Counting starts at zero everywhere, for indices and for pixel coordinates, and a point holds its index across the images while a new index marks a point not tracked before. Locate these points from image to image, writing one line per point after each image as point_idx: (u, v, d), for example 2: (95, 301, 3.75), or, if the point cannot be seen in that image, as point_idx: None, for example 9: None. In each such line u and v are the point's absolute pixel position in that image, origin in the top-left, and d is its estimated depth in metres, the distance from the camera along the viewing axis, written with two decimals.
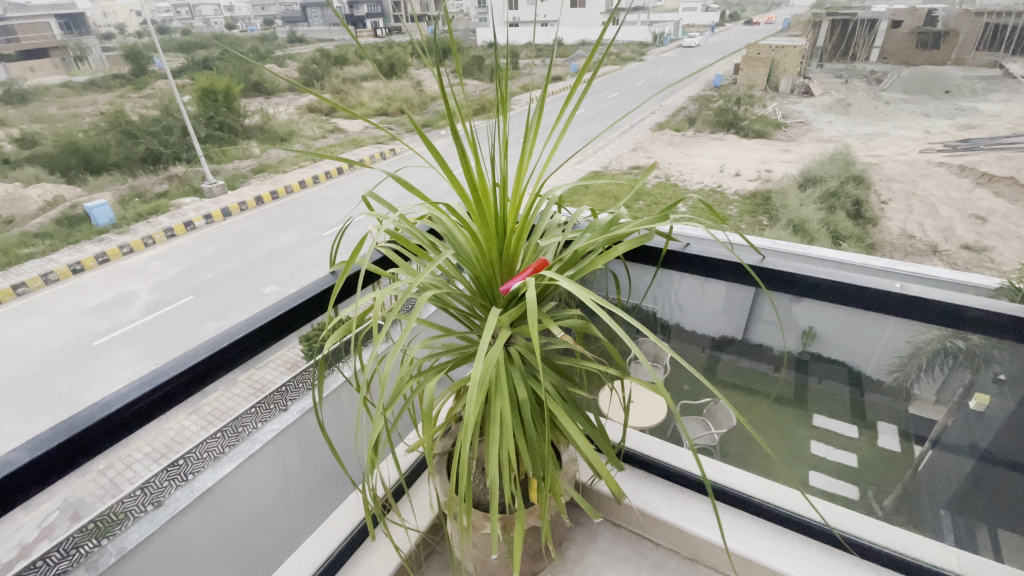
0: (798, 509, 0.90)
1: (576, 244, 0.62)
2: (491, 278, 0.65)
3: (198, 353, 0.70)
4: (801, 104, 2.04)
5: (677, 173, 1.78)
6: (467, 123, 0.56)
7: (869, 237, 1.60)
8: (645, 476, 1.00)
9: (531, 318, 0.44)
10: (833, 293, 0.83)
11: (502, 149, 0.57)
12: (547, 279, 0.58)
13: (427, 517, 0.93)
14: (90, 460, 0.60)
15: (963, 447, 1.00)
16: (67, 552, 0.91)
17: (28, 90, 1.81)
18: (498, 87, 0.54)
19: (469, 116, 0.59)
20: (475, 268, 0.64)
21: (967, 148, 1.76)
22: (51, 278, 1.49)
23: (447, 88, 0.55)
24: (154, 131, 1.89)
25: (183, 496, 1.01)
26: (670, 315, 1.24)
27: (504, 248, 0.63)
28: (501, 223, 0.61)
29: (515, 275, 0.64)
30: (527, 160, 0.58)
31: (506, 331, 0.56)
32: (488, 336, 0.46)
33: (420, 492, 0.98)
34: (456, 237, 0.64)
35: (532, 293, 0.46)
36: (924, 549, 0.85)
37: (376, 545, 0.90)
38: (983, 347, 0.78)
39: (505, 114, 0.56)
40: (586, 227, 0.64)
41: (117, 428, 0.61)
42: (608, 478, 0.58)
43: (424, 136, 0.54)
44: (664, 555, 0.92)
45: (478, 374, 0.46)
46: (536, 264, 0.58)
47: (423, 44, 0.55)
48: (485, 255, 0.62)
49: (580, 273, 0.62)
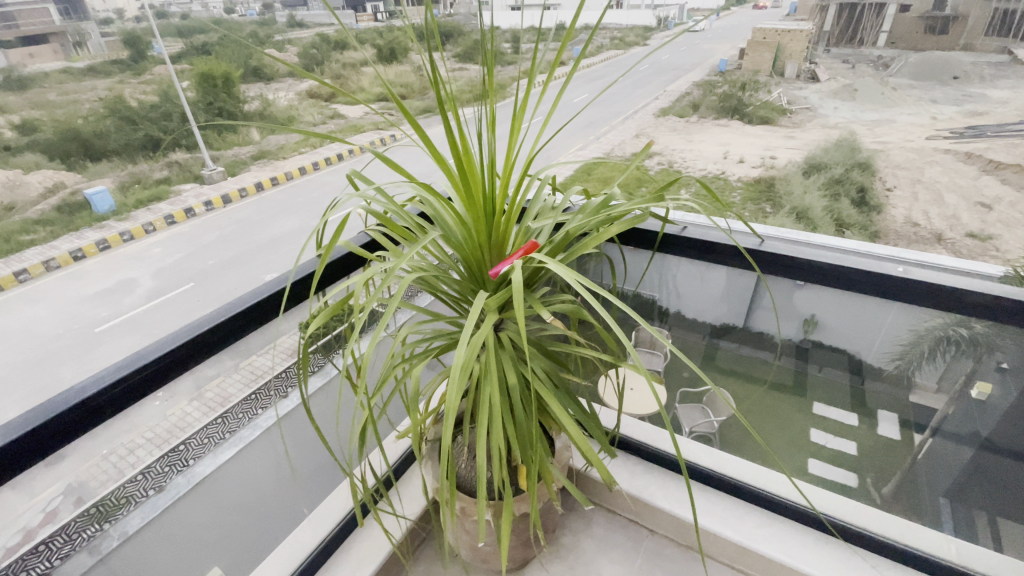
0: (795, 497, 0.90)
1: (567, 227, 0.61)
2: (480, 262, 0.64)
3: (188, 331, 0.70)
4: (807, 89, 1.99)
5: (680, 159, 1.79)
6: (455, 103, 0.55)
7: (874, 225, 1.58)
8: (640, 462, 1.00)
9: (516, 302, 0.43)
10: (833, 279, 0.82)
11: (489, 127, 0.56)
12: (537, 262, 0.58)
13: (417, 505, 0.94)
14: (80, 439, 0.60)
15: (963, 436, 1.00)
16: (70, 537, 0.89)
17: (27, 77, 1.73)
18: (488, 65, 0.54)
19: (459, 96, 0.58)
20: (464, 253, 0.63)
21: (974, 135, 1.70)
22: (54, 264, 1.52)
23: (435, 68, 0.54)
24: (156, 117, 1.77)
25: (184, 481, 1.05)
26: (670, 301, 1.23)
27: (493, 232, 0.62)
28: (489, 205, 0.60)
29: (504, 258, 0.64)
30: (516, 141, 0.57)
31: (494, 316, 0.55)
32: (473, 320, 0.45)
33: (411, 482, 0.99)
34: (445, 220, 0.63)
35: (519, 276, 0.45)
36: (922, 538, 0.85)
37: (366, 532, 0.91)
38: (986, 335, 0.78)
39: (494, 94, 0.55)
40: (578, 209, 0.63)
41: (101, 411, 0.60)
42: (597, 464, 0.57)
43: (411, 117, 0.53)
44: (658, 543, 0.93)
45: (462, 358, 0.46)
46: (525, 247, 0.57)
47: (423, 27, 0.54)
48: (474, 239, 0.61)
49: (571, 256, 0.61)
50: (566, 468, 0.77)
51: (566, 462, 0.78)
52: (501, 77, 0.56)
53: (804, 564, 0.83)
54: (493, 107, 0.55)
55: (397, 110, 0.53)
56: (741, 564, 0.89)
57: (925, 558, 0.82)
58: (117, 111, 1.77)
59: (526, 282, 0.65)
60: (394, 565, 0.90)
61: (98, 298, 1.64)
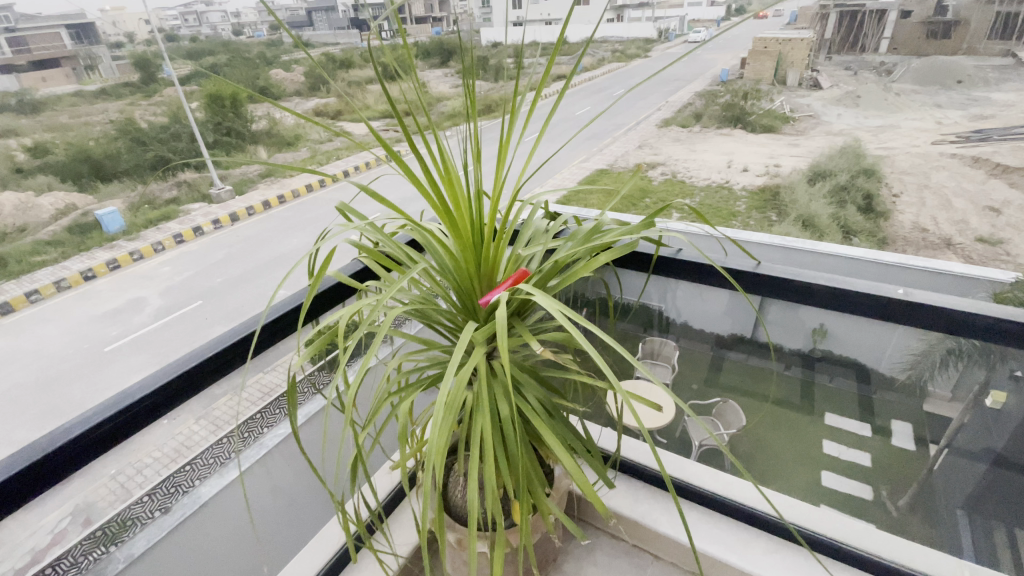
0: (803, 522, 0.89)
1: (557, 254, 0.60)
2: (470, 291, 0.63)
3: (204, 350, 0.72)
4: (809, 97, 1.97)
5: (683, 170, 1.96)
6: (435, 125, 0.54)
7: (881, 232, 1.64)
8: (642, 486, 0.99)
9: (500, 335, 0.43)
10: (829, 298, 0.82)
11: (473, 155, 0.57)
12: (526, 291, 0.57)
13: (409, 540, 0.93)
14: (104, 461, 0.64)
15: (977, 453, 0.96)
16: (76, 559, 0.93)
17: (40, 100, 1.65)
18: (466, 87, 0.53)
19: (440, 124, 0.58)
20: (455, 283, 0.63)
21: (980, 139, 1.70)
22: (64, 284, 1.58)
23: (408, 97, 0.53)
24: (165, 138, 1.86)
25: (189, 502, 1.08)
26: (673, 314, 1.22)
27: (482, 261, 0.61)
28: (478, 232, 0.60)
29: (495, 286, 0.63)
30: (501, 166, 0.56)
31: (483, 346, 0.55)
32: (460, 354, 0.45)
33: (400, 519, 0.97)
34: (436, 249, 0.63)
35: (504, 310, 0.45)
36: (936, 564, 0.82)
37: (358, 568, 0.88)
38: (995, 347, 0.74)
39: (475, 120, 0.54)
40: (568, 236, 0.62)
41: (94, 445, 0.60)
42: (592, 498, 0.56)
43: (384, 144, 0.52)
44: (663, 569, 0.92)
45: (447, 393, 0.45)
46: (515, 277, 0.58)
47: (403, 51, 0.54)
48: (463, 267, 0.61)
49: (563, 284, 0.60)
50: (563, 496, 0.77)
51: (564, 491, 0.78)
52: (480, 102, 0.55)
53: None
54: (474, 134, 0.56)
55: (374, 138, 0.52)
56: None
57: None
58: (127, 132, 1.78)
59: (519, 309, 0.65)
60: None
61: (106, 318, 1.67)
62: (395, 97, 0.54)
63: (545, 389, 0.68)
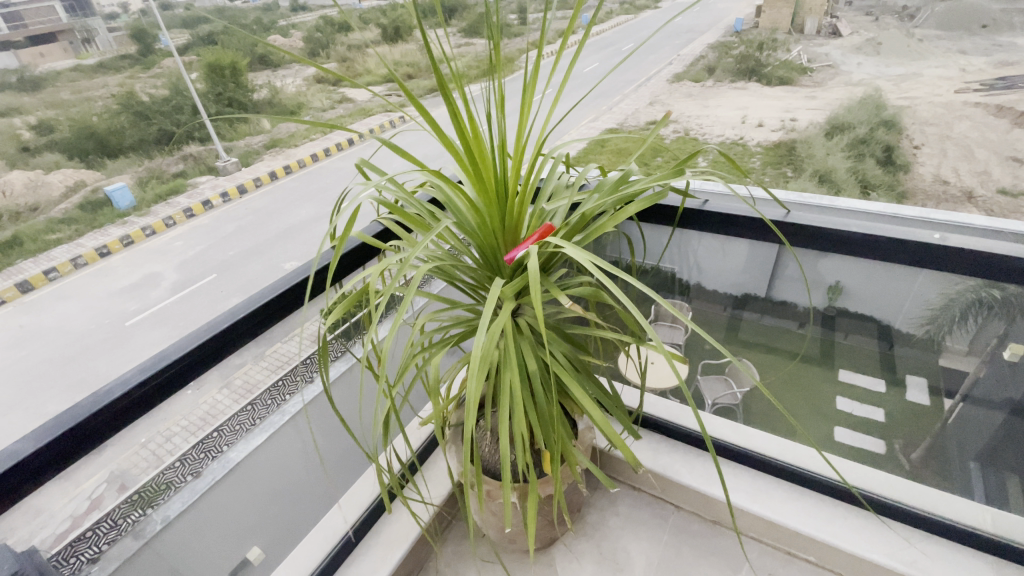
0: (812, 467, 0.99)
1: (584, 206, 0.61)
2: (494, 247, 0.64)
3: (232, 315, 0.75)
4: (827, 45, 1.85)
5: (697, 127, 1.81)
6: (461, 80, 0.54)
7: (901, 185, 1.59)
8: (663, 440, 1.08)
9: (533, 289, 0.44)
10: (865, 249, 0.81)
11: (498, 107, 0.57)
12: (553, 246, 0.58)
13: (442, 489, 1.05)
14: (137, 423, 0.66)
15: (996, 403, 0.98)
16: (116, 522, 0.97)
17: (40, 77, 1.54)
18: (491, 41, 0.53)
19: (464, 77, 0.57)
20: (477, 240, 0.64)
21: (1006, 87, 1.58)
22: (81, 262, 1.58)
23: (434, 48, 0.52)
24: (167, 111, 1.68)
25: (219, 467, 1.06)
26: (691, 275, 1.22)
27: (506, 216, 0.62)
28: (502, 187, 0.60)
29: (519, 242, 0.64)
30: (526, 118, 0.57)
31: (512, 302, 0.56)
32: (491, 308, 0.46)
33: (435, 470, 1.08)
34: (458, 204, 0.64)
35: (535, 262, 0.46)
36: (957, 509, 0.90)
37: (394, 517, 1.04)
38: (1021, 297, 0.76)
39: (499, 76, 0.55)
40: (594, 188, 0.63)
41: (128, 406, 0.62)
42: (620, 445, 0.59)
43: (413, 99, 0.51)
44: (685, 518, 1.02)
45: (480, 350, 0.46)
46: (541, 231, 0.57)
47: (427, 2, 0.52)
48: (488, 223, 0.61)
49: (588, 238, 0.63)
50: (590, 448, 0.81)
51: (590, 442, 0.81)
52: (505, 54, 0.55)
53: (843, 541, 0.90)
54: (500, 88, 0.56)
55: (402, 93, 0.51)
56: (775, 538, 0.97)
57: (965, 532, 0.88)
58: (129, 105, 1.62)
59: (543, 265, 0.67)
60: (425, 547, 1.03)
61: (127, 292, 1.71)
62: (422, 51, 0.53)
63: (570, 345, 0.71)
